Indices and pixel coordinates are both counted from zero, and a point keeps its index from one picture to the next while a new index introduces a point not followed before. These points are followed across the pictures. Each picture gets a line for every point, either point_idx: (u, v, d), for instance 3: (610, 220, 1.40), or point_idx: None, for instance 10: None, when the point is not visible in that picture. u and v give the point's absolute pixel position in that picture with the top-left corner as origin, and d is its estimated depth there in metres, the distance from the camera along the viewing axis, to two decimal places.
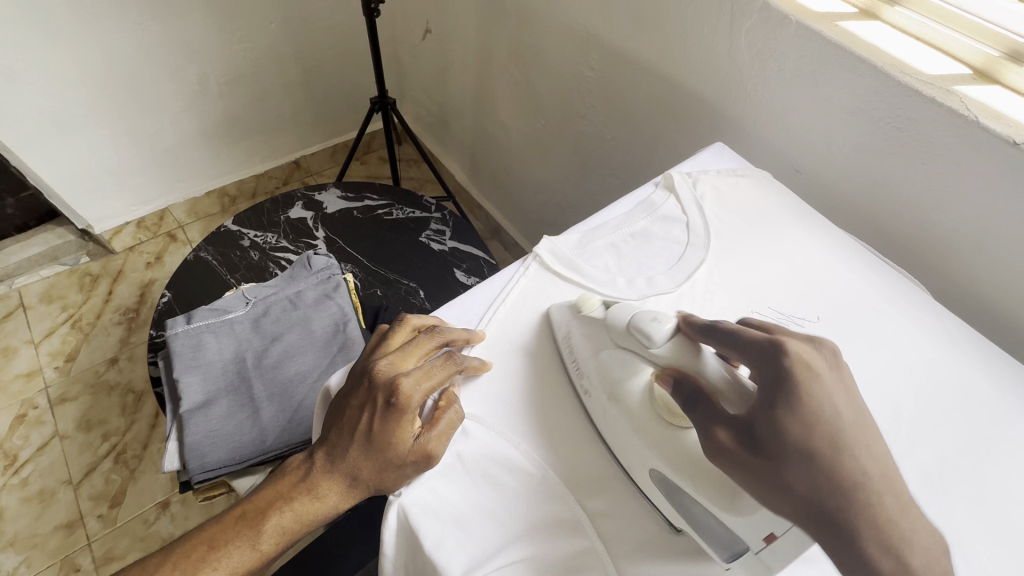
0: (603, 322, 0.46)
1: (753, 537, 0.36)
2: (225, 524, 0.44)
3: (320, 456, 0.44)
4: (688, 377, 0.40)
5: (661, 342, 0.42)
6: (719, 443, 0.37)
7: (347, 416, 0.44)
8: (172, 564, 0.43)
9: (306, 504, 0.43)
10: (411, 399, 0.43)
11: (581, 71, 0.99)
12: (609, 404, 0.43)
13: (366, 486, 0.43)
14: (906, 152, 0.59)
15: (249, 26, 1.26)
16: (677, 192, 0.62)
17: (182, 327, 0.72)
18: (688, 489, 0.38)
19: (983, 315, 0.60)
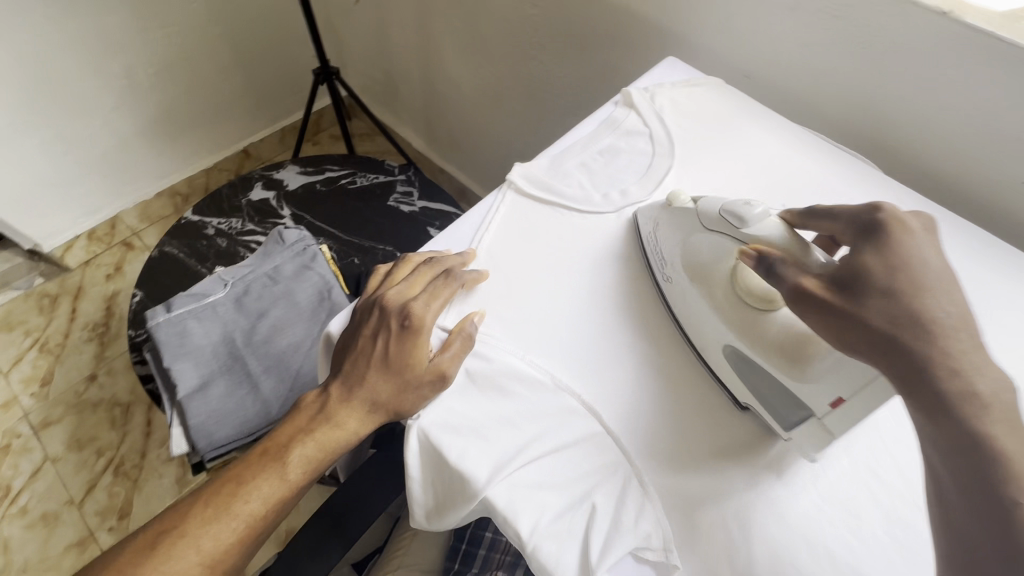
0: (693, 209, 0.47)
1: (818, 403, 0.39)
2: (250, 463, 0.45)
3: (334, 390, 0.46)
4: (772, 249, 0.41)
5: (753, 222, 0.42)
6: (805, 289, 0.38)
7: (359, 346, 0.46)
8: (204, 508, 0.44)
9: (327, 433, 0.45)
10: (425, 321, 0.45)
11: (524, 10, 0.98)
12: (693, 284, 0.46)
13: (385, 409, 0.44)
14: (847, 38, 0.62)
15: (168, 9, 1.19)
16: (637, 106, 0.62)
17: (163, 316, 0.70)
18: (761, 362, 0.41)
19: (929, 186, 0.64)
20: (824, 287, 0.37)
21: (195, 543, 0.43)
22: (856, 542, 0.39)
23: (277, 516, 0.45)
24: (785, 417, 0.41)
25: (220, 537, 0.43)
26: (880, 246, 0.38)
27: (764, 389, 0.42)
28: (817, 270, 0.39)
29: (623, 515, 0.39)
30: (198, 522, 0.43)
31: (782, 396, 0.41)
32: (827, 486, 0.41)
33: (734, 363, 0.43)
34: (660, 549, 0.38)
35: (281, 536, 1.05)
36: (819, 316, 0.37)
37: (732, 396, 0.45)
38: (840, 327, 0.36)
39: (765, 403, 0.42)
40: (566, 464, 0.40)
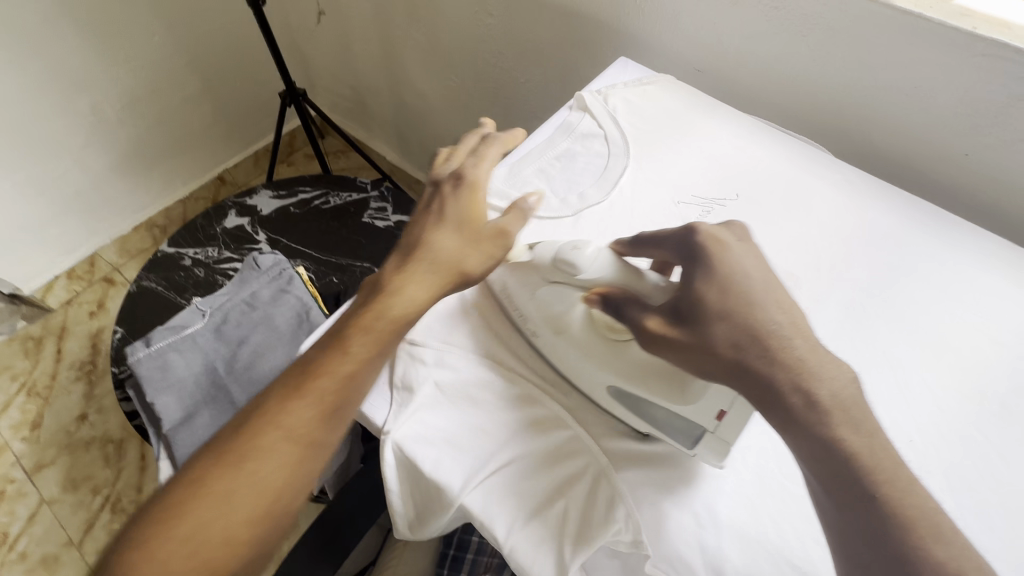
0: (530, 262, 0.46)
1: (706, 417, 0.40)
2: (313, 351, 0.42)
3: (398, 254, 0.44)
4: (608, 290, 0.43)
5: (586, 264, 0.43)
6: (651, 330, 0.40)
7: (426, 212, 0.47)
8: (280, 388, 0.41)
9: (384, 300, 0.42)
10: (479, 177, 0.47)
11: (482, 19, 0.99)
12: (555, 336, 0.46)
13: (447, 261, 0.43)
14: (791, 28, 0.63)
15: (131, 43, 1.19)
16: (592, 109, 0.64)
17: (143, 351, 0.70)
18: (645, 396, 0.42)
19: (879, 165, 0.66)
20: (666, 325, 0.39)
21: (273, 420, 0.39)
22: None
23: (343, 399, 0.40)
24: (680, 432, 0.42)
25: (294, 416, 0.39)
26: (704, 267, 0.40)
27: (661, 416, 0.42)
28: (655, 306, 0.41)
29: (595, 512, 0.40)
30: (269, 414, 0.39)
31: (673, 418, 0.42)
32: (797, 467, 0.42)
33: (621, 400, 0.43)
34: (632, 541, 0.39)
35: (283, 558, 1.06)
36: (676, 354, 0.39)
37: (633, 426, 0.44)
38: (692, 359, 0.39)
39: (666, 426, 0.42)
40: (538, 467, 0.42)
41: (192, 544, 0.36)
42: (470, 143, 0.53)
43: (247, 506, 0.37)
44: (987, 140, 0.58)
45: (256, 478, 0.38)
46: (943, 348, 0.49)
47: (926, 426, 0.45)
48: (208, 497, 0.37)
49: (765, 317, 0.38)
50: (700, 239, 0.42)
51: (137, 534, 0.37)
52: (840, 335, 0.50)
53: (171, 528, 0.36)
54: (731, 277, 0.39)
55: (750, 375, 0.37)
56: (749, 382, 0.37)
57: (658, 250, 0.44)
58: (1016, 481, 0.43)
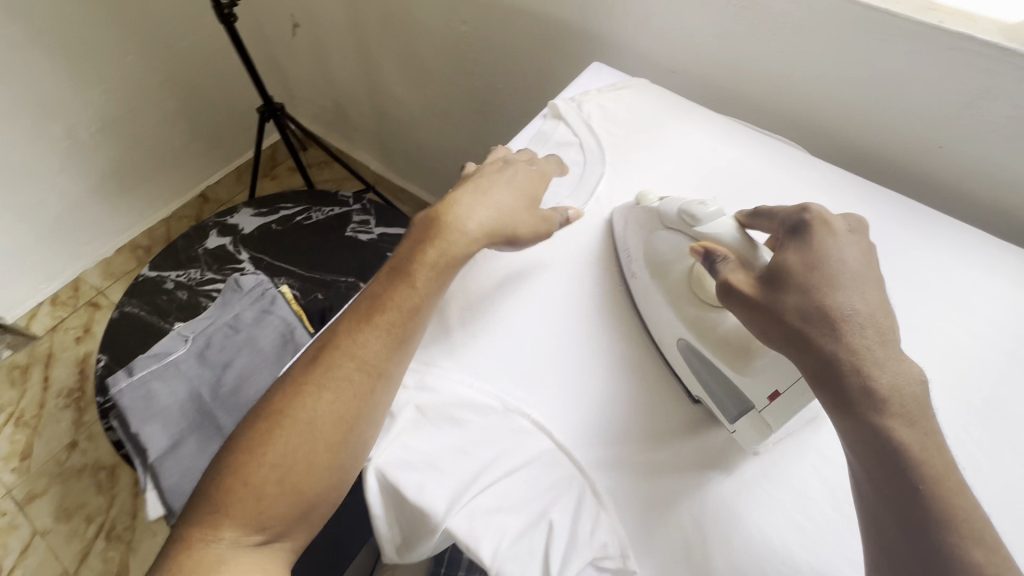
0: (654, 211, 0.51)
1: (760, 395, 0.42)
2: (382, 282, 0.48)
3: (462, 194, 0.50)
4: (719, 246, 0.45)
5: (706, 219, 0.47)
6: (731, 284, 0.42)
7: (487, 172, 0.53)
8: (353, 317, 0.46)
9: (446, 235, 0.48)
10: (548, 169, 0.56)
11: (455, 27, 0.98)
12: (652, 280, 0.50)
13: (504, 216, 0.50)
14: (760, 28, 0.63)
15: (103, 65, 1.17)
16: (566, 117, 0.64)
17: (125, 381, 0.70)
18: (710, 357, 0.44)
19: (856, 159, 0.66)
20: (753, 283, 0.41)
21: (346, 351, 0.44)
22: (809, 523, 0.41)
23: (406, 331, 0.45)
24: (731, 402, 0.44)
25: (365, 344, 0.44)
26: (806, 244, 0.42)
27: (718, 384, 0.44)
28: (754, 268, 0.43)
29: (580, 527, 0.40)
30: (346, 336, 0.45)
31: (728, 389, 0.44)
32: (781, 472, 0.43)
33: (687, 356, 0.46)
34: (619, 556, 0.40)
35: None
36: (746, 310, 0.41)
37: (687, 388, 0.47)
38: (760, 317, 0.40)
39: (716, 395, 0.45)
40: (522, 486, 0.41)
41: (282, 465, 0.41)
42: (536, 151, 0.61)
43: (326, 431, 0.41)
44: (960, 131, 0.58)
45: (331, 408, 0.42)
46: (925, 343, 0.49)
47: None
48: (291, 420, 0.42)
49: (838, 302, 0.39)
50: (811, 218, 0.43)
51: (235, 457, 0.42)
52: None
53: (263, 452, 0.41)
54: (831, 257, 0.40)
55: (807, 343, 0.38)
56: (798, 350, 0.38)
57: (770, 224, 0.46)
58: (1000, 475, 0.43)
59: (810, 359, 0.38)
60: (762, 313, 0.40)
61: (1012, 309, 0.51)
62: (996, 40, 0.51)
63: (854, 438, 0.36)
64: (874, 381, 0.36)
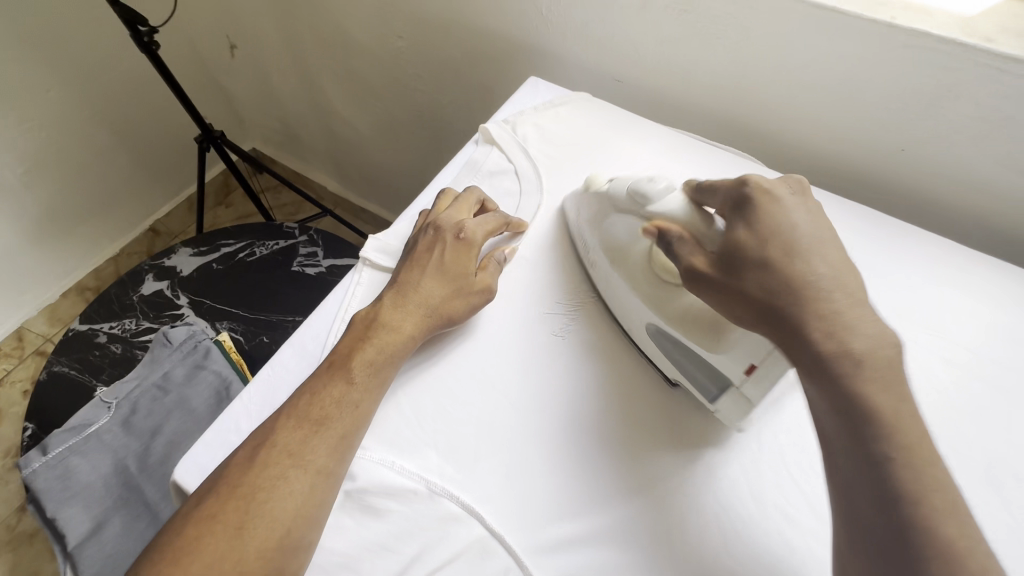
0: (606, 193, 0.48)
1: (735, 370, 0.39)
2: (315, 377, 0.41)
3: (388, 297, 0.45)
4: (673, 225, 0.42)
5: (659, 198, 0.43)
6: (694, 267, 0.39)
7: (417, 258, 0.47)
8: (287, 417, 0.39)
9: (383, 337, 0.43)
10: (475, 236, 0.48)
11: (392, 42, 0.93)
12: (612, 266, 0.47)
13: (439, 314, 0.45)
14: (702, 30, 0.58)
15: (24, 102, 1.09)
16: (499, 142, 0.58)
17: (39, 460, 0.63)
18: (684, 340, 0.42)
19: (816, 166, 0.62)
20: (708, 261, 0.39)
21: (280, 448, 0.37)
22: None
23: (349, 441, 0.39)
24: (708, 381, 0.41)
25: (302, 443, 0.38)
26: (751, 219, 0.38)
27: (693, 367, 0.42)
28: (710, 246, 0.40)
29: None
30: (286, 435, 0.38)
31: (702, 367, 0.41)
32: (742, 543, 0.37)
33: (658, 340, 0.44)
34: None
35: None
36: (710, 291, 0.39)
37: (664, 373, 0.45)
38: (730, 294, 0.38)
39: (693, 377, 0.42)
40: None
41: None
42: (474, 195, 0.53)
43: (261, 539, 0.35)
44: (922, 134, 0.54)
45: (269, 510, 0.35)
46: None
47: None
48: (223, 531, 0.35)
49: (800, 271, 0.36)
50: (751, 192, 0.39)
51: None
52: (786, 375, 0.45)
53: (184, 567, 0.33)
54: (781, 224, 0.37)
55: (779, 320, 0.35)
56: (769, 327, 0.36)
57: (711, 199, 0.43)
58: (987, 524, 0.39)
59: (827, 337, 0.34)
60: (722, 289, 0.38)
61: (987, 328, 0.47)
62: (952, 36, 0.47)
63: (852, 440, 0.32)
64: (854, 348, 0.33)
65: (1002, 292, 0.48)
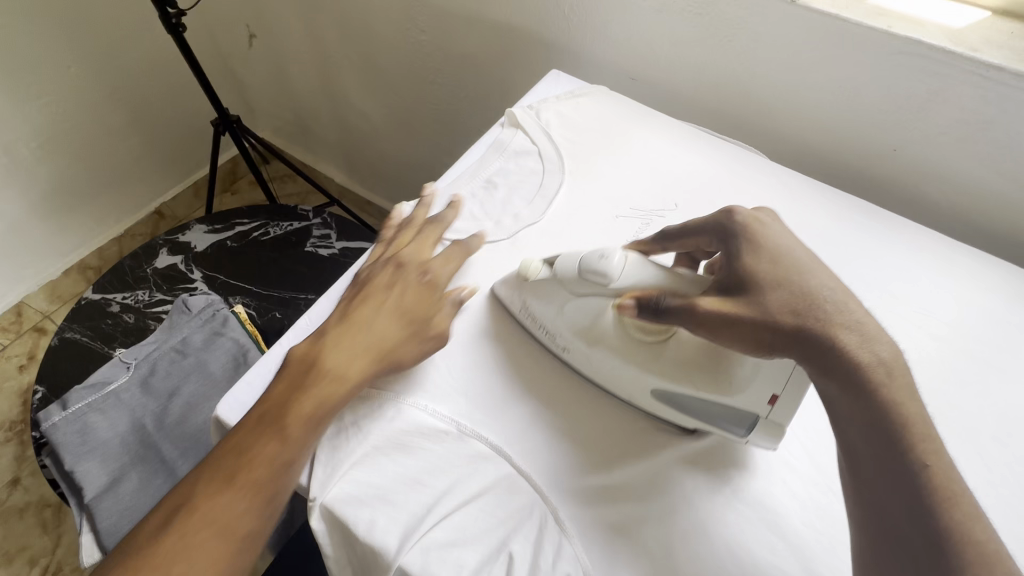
0: (551, 278, 0.46)
1: (759, 403, 0.40)
2: (243, 432, 0.39)
3: (334, 339, 0.43)
4: (647, 292, 0.41)
5: (619, 272, 0.42)
6: (701, 314, 0.39)
7: (373, 293, 0.46)
8: (207, 480, 0.38)
9: (324, 389, 0.41)
10: (439, 278, 0.48)
11: (414, 36, 0.97)
12: (590, 347, 0.44)
13: (390, 360, 0.43)
14: (715, 33, 0.63)
15: (43, 77, 1.11)
16: (524, 126, 0.62)
17: (59, 415, 0.64)
18: (692, 391, 0.41)
19: (816, 164, 0.67)
20: (719, 302, 0.39)
21: (201, 521, 0.36)
22: (778, 540, 0.39)
23: (274, 503, 0.38)
24: (731, 421, 0.42)
25: (218, 515, 0.36)
26: (747, 243, 0.41)
27: (710, 410, 0.42)
28: (697, 294, 0.41)
29: (541, 555, 0.38)
30: (203, 501, 0.37)
31: (720, 409, 0.42)
32: (741, 487, 0.41)
33: (665, 401, 0.43)
34: None
35: None
36: (728, 331, 0.38)
37: (675, 423, 0.44)
38: (749, 333, 0.38)
39: (714, 419, 0.42)
40: (482, 516, 0.39)
41: None
42: (436, 226, 0.52)
43: None
44: (913, 135, 0.59)
45: None
46: None
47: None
48: None
49: (792, 262, 0.39)
50: (741, 220, 0.43)
51: None
52: None
53: None
54: (781, 249, 0.40)
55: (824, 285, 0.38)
56: (787, 347, 0.37)
57: (697, 236, 0.45)
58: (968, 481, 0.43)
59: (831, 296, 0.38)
60: (736, 327, 0.38)
61: (972, 310, 0.51)
62: (940, 43, 0.52)
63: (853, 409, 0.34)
64: (881, 354, 0.35)
65: (987, 279, 0.53)
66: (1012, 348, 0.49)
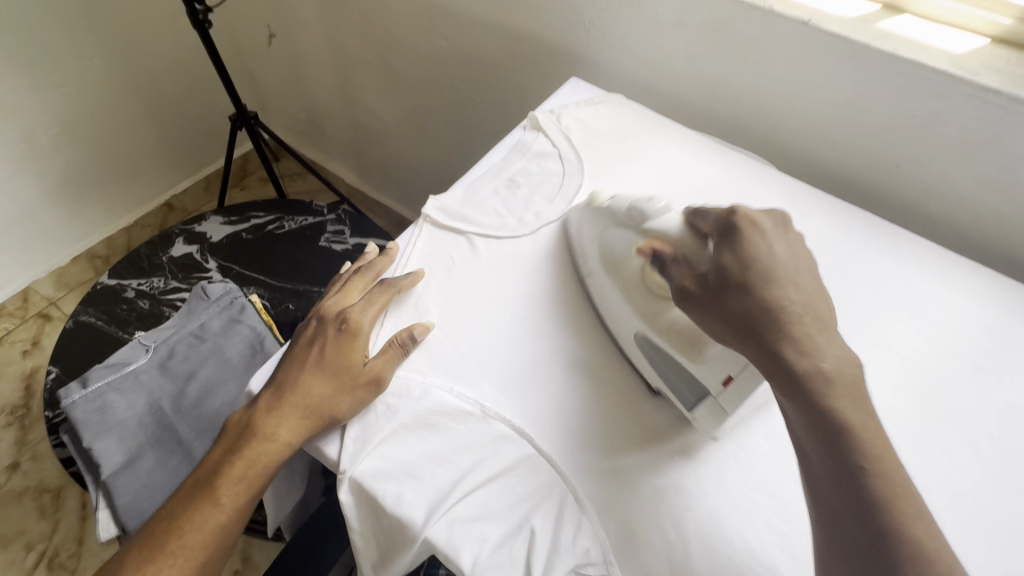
0: (607, 207, 0.51)
1: (713, 380, 0.42)
2: (181, 497, 0.45)
3: (264, 400, 0.46)
4: (663, 243, 0.46)
5: (657, 216, 0.47)
6: (684, 288, 0.43)
7: (298, 355, 0.48)
8: (144, 544, 0.43)
9: (257, 449, 0.44)
10: (361, 325, 0.49)
11: (434, 41, 1.00)
12: (607, 277, 0.49)
13: (316, 413, 0.44)
14: (730, 49, 0.66)
15: (66, 67, 1.13)
16: (545, 129, 0.65)
17: (78, 393, 0.66)
18: (667, 349, 0.44)
19: (822, 177, 0.70)
20: (694, 280, 0.43)
21: None
22: (790, 525, 0.40)
23: (214, 554, 0.43)
24: (687, 389, 0.44)
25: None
26: (739, 244, 0.42)
27: (673, 375, 0.44)
28: (699, 266, 0.43)
29: (561, 534, 0.39)
30: (139, 563, 0.42)
31: (683, 379, 0.44)
32: (755, 474, 0.42)
33: (643, 348, 0.46)
34: (601, 562, 0.39)
35: None
36: (698, 308, 0.42)
37: (646, 382, 0.47)
38: (716, 313, 0.41)
39: (675, 386, 0.44)
40: (504, 494, 0.41)
41: None
42: (368, 274, 0.54)
43: None
44: (914, 153, 0.62)
45: None
46: (888, 351, 0.52)
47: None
48: None
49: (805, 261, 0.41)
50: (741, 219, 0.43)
51: None
52: None
53: None
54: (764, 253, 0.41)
55: None
56: (747, 342, 0.39)
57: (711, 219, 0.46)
58: (964, 478, 0.45)
59: None
60: (705, 307, 0.42)
61: (969, 319, 0.53)
62: (943, 67, 0.55)
63: (799, 417, 0.36)
64: (823, 366, 0.37)
65: (982, 289, 0.55)
66: (1004, 355, 0.52)
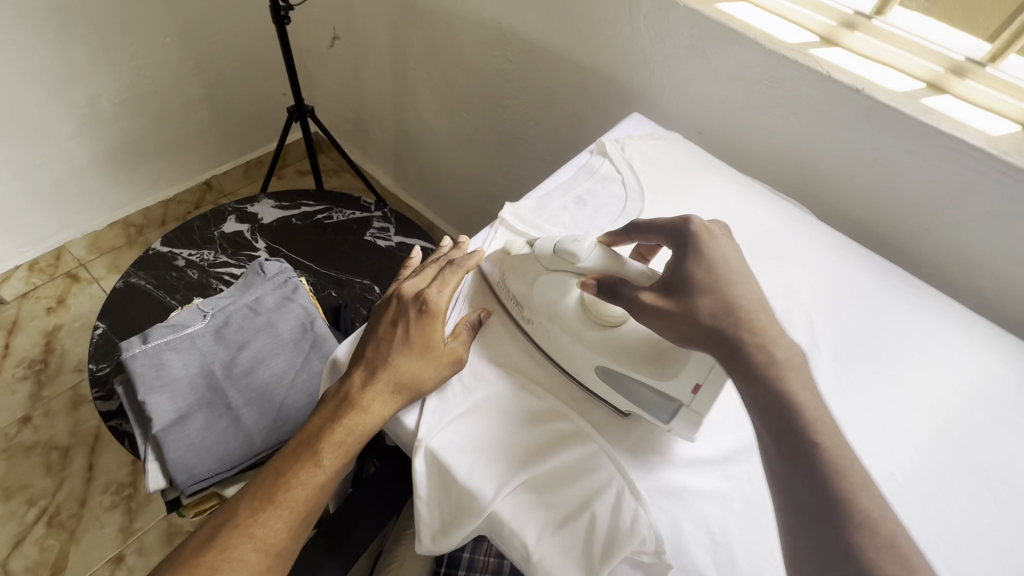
0: (529, 254, 0.52)
1: (683, 391, 0.44)
2: (285, 457, 0.47)
3: (359, 375, 0.48)
4: (602, 275, 0.49)
5: (584, 255, 0.49)
6: (647, 302, 0.45)
7: (382, 332, 0.50)
8: (250, 498, 0.46)
9: (355, 419, 0.46)
10: (439, 306, 0.51)
11: (499, 64, 1.06)
12: (551, 325, 0.50)
13: (408, 388, 0.47)
14: (784, 105, 0.73)
15: (140, 42, 1.18)
16: (610, 155, 0.70)
17: (138, 347, 0.68)
18: (627, 370, 0.46)
19: (856, 232, 0.75)
20: (657, 297, 0.46)
21: (243, 530, 0.44)
22: None
23: (312, 511, 0.46)
24: (658, 409, 0.46)
25: (265, 527, 0.45)
26: (695, 252, 0.47)
27: (638, 391, 0.46)
28: (647, 283, 0.47)
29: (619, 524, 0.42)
30: (249, 511, 0.45)
31: (650, 393, 0.46)
32: None
33: (607, 377, 0.47)
34: (655, 552, 0.41)
35: None
36: (657, 319, 0.45)
37: (613, 405, 0.48)
38: (675, 325, 0.45)
39: (645, 402, 0.46)
40: (564, 483, 0.44)
41: None
42: (440, 261, 0.56)
43: None
44: (945, 220, 0.67)
45: None
46: (916, 395, 0.56)
47: (892, 459, 0.51)
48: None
49: None
50: (694, 228, 0.48)
51: None
52: (831, 382, 0.56)
53: None
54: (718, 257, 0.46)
55: None
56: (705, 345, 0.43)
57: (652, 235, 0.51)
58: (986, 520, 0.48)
59: None
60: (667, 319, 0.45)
61: (990, 375, 0.58)
62: (981, 145, 0.61)
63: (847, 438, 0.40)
64: None
65: (1003, 349, 0.60)
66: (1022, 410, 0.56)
